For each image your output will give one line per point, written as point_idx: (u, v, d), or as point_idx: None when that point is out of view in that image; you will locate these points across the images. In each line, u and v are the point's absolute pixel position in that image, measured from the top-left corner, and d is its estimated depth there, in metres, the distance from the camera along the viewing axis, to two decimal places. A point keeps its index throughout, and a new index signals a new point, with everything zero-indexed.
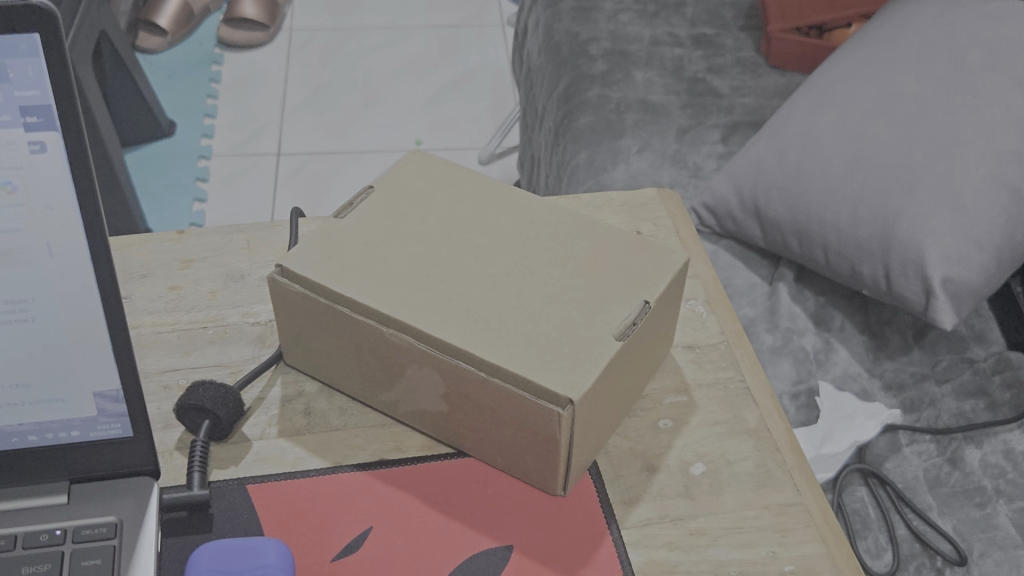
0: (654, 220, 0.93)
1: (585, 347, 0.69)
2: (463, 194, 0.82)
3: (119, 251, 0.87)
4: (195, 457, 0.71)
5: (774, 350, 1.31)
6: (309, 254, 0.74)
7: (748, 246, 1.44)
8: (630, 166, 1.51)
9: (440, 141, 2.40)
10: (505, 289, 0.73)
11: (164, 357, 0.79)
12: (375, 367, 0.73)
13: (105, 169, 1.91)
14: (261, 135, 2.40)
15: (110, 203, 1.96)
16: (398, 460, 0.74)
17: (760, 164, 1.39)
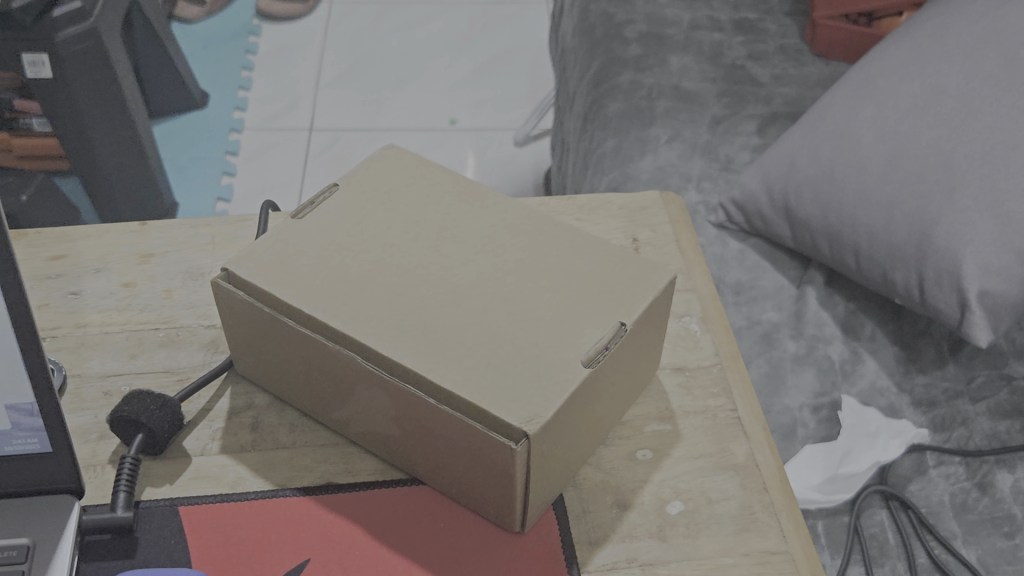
0: (653, 226, 0.86)
1: (549, 374, 0.62)
2: (436, 195, 0.75)
3: (76, 243, 0.82)
4: (122, 475, 0.65)
5: (796, 358, 1.21)
6: (258, 258, 0.68)
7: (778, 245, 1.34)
8: (658, 157, 1.43)
9: (476, 121, 2.33)
10: (468, 305, 0.66)
11: (109, 360, 0.74)
12: (324, 382, 0.67)
13: (133, 142, 1.84)
14: (294, 109, 2.34)
15: (133, 175, 1.90)
16: (346, 485, 0.68)
17: (793, 158, 1.28)
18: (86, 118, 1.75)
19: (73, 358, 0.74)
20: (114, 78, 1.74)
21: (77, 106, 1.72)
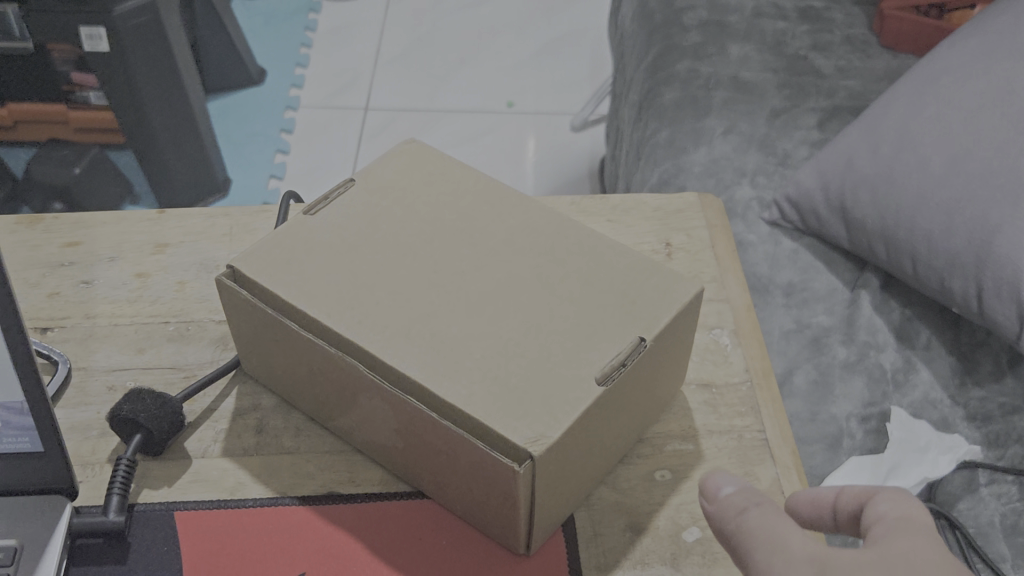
0: (688, 230, 0.82)
1: (558, 392, 0.59)
2: (456, 194, 0.72)
3: (92, 229, 0.80)
4: (116, 478, 0.63)
5: (846, 364, 1.11)
6: (265, 257, 0.66)
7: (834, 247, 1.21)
8: (713, 149, 1.28)
9: (533, 104, 2.16)
10: (479, 312, 0.63)
11: (116, 354, 0.72)
12: (328, 389, 0.65)
13: (187, 117, 1.78)
14: (350, 88, 2.20)
15: (189, 153, 1.84)
16: (349, 495, 0.65)
17: (851, 156, 1.16)
18: (144, 94, 1.69)
19: (81, 350, 0.72)
20: (171, 55, 1.66)
21: (134, 84, 1.66)
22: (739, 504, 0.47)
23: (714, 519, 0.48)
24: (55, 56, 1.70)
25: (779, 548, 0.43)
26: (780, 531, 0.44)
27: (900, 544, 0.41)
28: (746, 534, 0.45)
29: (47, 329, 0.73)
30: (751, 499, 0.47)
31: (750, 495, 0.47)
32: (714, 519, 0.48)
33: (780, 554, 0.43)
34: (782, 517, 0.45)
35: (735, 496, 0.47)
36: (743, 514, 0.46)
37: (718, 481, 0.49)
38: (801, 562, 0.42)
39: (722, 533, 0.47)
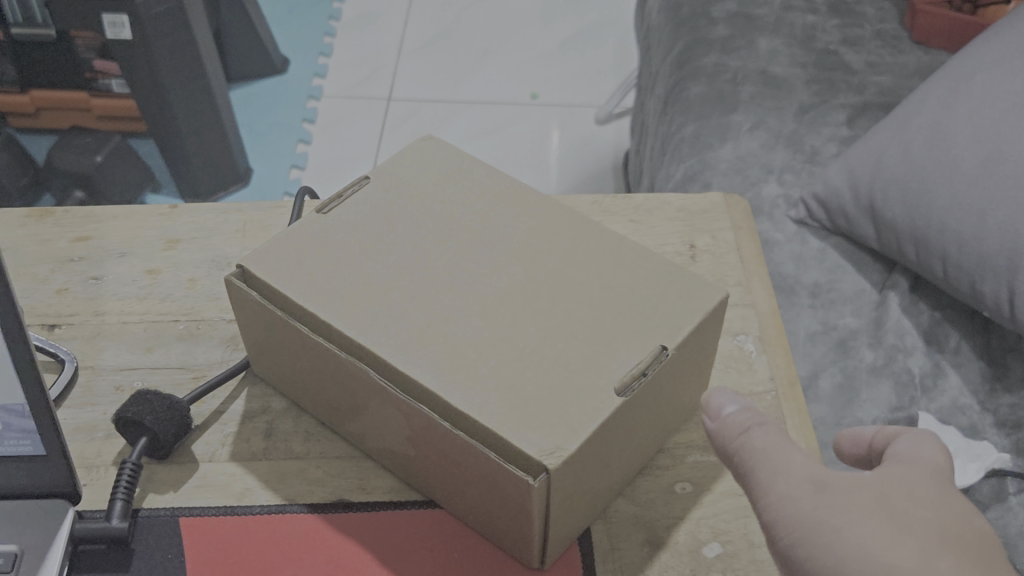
0: (713, 232, 0.80)
1: (575, 401, 0.56)
2: (474, 194, 0.70)
3: (103, 224, 0.79)
4: (120, 482, 0.61)
5: (873, 369, 1.08)
6: (276, 257, 0.64)
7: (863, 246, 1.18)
8: (739, 145, 1.24)
9: (559, 96, 2.09)
10: (496, 316, 0.61)
11: (123, 353, 0.70)
12: (339, 394, 0.63)
13: (209, 108, 1.72)
14: (373, 78, 2.15)
15: (210, 145, 1.79)
16: (359, 504, 0.63)
17: (881, 153, 1.12)
18: (171, 93, 1.65)
19: (88, 348, 0.71)
20: (194, 44, 1.61)
21: (156, 72, 1.62)
22: (744, 426, 0.52)
23: (718, 436, 0.53)
24: (78, 43, 1.68)
25: (782, 466, 0.49)
26: (784, 452, 0.50)
27: (895, 472, 0.48)
28: (750, 452, 0.51)
29: (55, 326, 0.72)
30: (755, 422, 0.52)
31: (753, 418, 0.53)
32: (716, 434, 0.54)
33: (782, 471, 0.48)
34: (784, 441, 0.51)
35: (740, 418, 0.53)
36: (748, 435, 0.52)
37: (723, 404, 0.55)
38: (803, 479, 0.48)
39: (723, 450, 0.53)
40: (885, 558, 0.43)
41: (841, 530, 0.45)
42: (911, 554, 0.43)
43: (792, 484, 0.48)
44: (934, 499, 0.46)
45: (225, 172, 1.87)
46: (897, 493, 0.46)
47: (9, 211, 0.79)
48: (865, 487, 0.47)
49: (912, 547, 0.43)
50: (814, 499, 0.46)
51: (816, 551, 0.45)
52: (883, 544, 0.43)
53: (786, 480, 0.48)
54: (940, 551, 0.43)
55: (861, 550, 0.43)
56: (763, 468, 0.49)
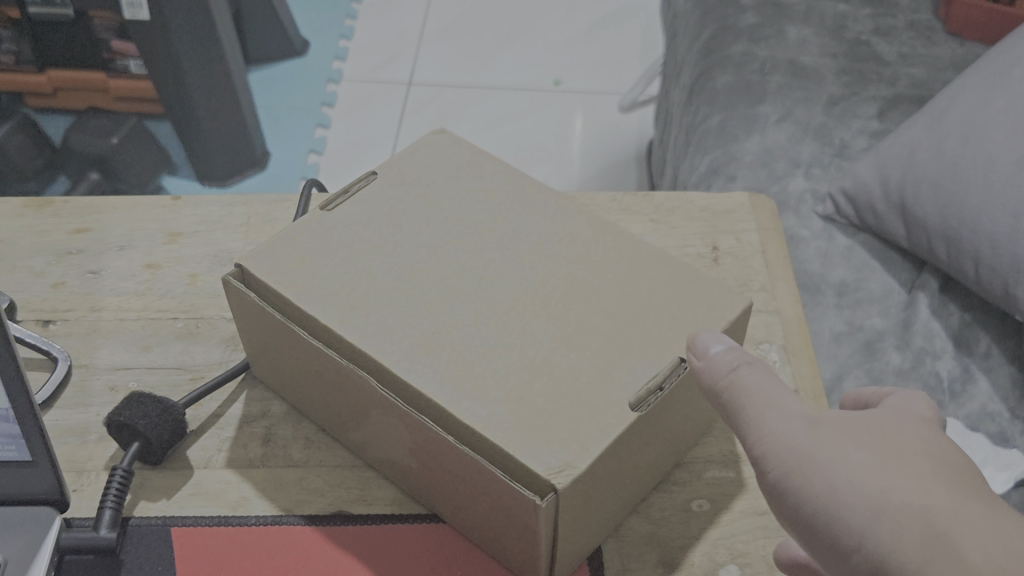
0: (737, 233, 0.76)
1: (588, 417, 0.53)
2: (486, 191, 0.67)
3: (104, 215, 0.76)
4: (110, 491, 0.59)
5: (899, 372, 1.00)
6: (276, 257, 0.61)
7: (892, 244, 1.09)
8: (765, 138, 1.17)
9: (582, 82, 1.99)
10: (505, 324, 0.58)
11: (120, 352, 0.68)
12: (338, 401, 0.60)
13: (224, 90, 1.65)
14: (395, 61, 2.05)
15: (229, 125, 1.72)
16: (359, 516, 0.60)
17: (913, 150, 1.03)
18: (184, 65, 1.58)
19: (83, 346, 0.68)
20: (212, 22, 1.53)
21: (172, 50, 1.55)
22: (729, 360, 0.48)
23: (701, 372, 0.49)
24: (96, 23, 1.63)
25: (773, 400, 0.45)
26: (773, 386, 0.46)
27: (887, 412, 0.45)
28: (737, 387, 0.47)
29: (49, 322, 0.69)
30: (740, 356, 0.48)
31: (739, 353, 0.49)
32: (700, 373, 0.50)
33: (769, 405, 0.45)
34: (772, 376, 0.47)
35: (726, 354, 0.49)
36: (735, 370, 0.47)
37: (705, 341, 0.51)
38: (794, 412, 0.44)
39: (711, 388, 0.48)
40: (883, 489, 0.40)
41: (837, 462, 0.42)
42: (908, 482, 0.40)
43: (784, 416, 0.44)
44: (928, 436, 0.43)
45: (242, 156, 1.80)
46: (891, 429, 0.43)
47: (7, 200, 0.77)
48: (859, 423, 0.44)
49: (910, 477, 0.41)
50: (807, 431, 0.43)
51: (811, 483, 0.42)
52: (880, 475, 0.41)
53: (777, 413, 0.45)
54: (938, 481, 0.40)
55: (858, 481, 0.41)
56: (750, 402, 0.46)
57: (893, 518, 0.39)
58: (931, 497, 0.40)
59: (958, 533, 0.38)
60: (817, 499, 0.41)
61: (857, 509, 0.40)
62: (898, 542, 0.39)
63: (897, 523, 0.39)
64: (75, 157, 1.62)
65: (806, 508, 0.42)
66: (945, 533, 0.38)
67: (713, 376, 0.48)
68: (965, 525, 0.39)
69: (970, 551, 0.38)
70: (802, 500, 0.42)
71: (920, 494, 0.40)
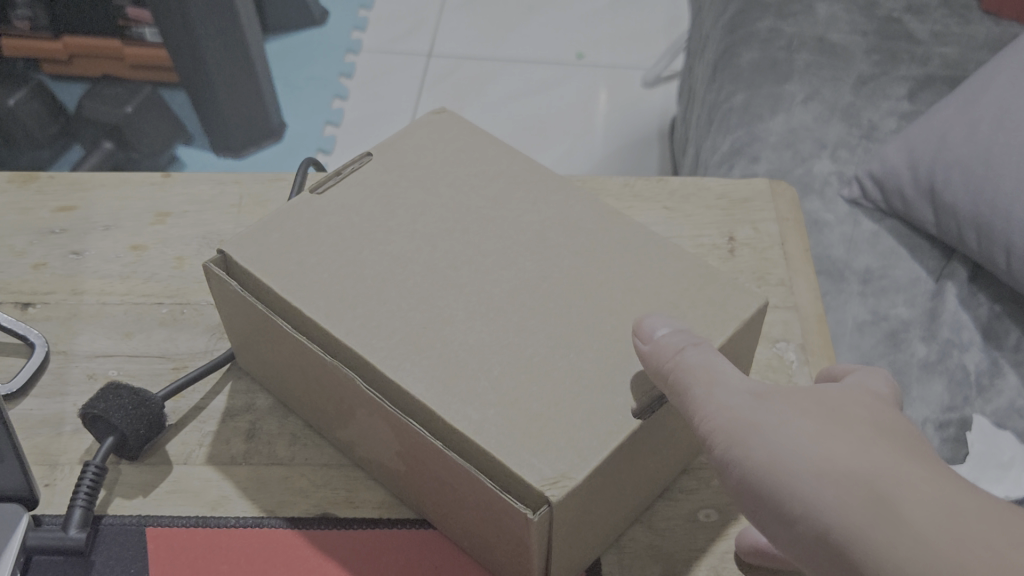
0: (755, 223, 0.73)
1: (586, 424, 0.49)
2: (487, 175, 0.63)
3: (89, 193, 0.73)
4: (80, 489, 0.55)
5: (925, 365, 0.92)
6: (262, 244, 0.57)
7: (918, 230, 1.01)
8: (791, 118, 1.08)
9: (606, 56, 1.81)
10: (502, 320, 0.54)
11: (101, 338, 0.64)
12: (323, 398, 0.56)
13: (238, 58, 1.48)
14: (416, 31, 1.87)
15: (245, 95, 1.56)
16: (345, 519, 0.57)
17: (945, 132, 0.94)
18: (198, 28, 1.40)
19: (63, 331, 0.65)
20: None
21: (187, 15, 1.38)
22: (676, 343, 0.47)
23: (648, 355, 0.48)
24: None
25: (720, 379, 0.44)
26: (721, 366, 0.46)
27: (839, 388, 0.44)
28: (684, 368, 0.46)
29: (29, 305, 0.66)
30: (688, 340, 0.48)
31: (689, 337, 0.48)
32: (648, 359, 0.48)
33: (717, 383, 0.44)
34: (720, 358, 0.46)
35: (673, 337, 0.48)
36: (681, 352, 0.47)
37: (657, 326, 0.50)
38: (739, 388, 0.44)
39: (658, 372, 0.47)
40: (821, 452, 0.38)
41: (780, 431, 0.40)
42: (850, 447, 0.38)
43: (727, 392, 0.44)
44: (880, 411, 0.42)
45: (257, 124, 1.63)
46: (838, 403, 0.42)
47: None
48: (805, 394, 0.42)
49: (853, 440, 0.39)
50: (750, 405, 0.42)
51: (753, 452, 0.40)
52: (821, 441, 0.39)
53: (721, 389, 0.44)
54: (882, 444, 0.38)
55: (796, 446, 0.39)
56: (696, 381, 0.45)
57: (831, 478, 0.37)
58: (870, 455, 0.38)
59: (897, 490, 0.36)
60: (758, 470, 0.40)
61: (795, 472, 0.39)
62: (833, 499, 0.37)
63: (832, 481, 0.37)
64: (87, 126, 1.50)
65: (748, 479, 0.41)
66: (881, 488, 0.36)
67: (660, 361, 0.47)
68: (902, 479, 0.36)
69: (909, 507, 0.35)
70: (747, 473, 0.41)
71: (859, 453, 0.38)
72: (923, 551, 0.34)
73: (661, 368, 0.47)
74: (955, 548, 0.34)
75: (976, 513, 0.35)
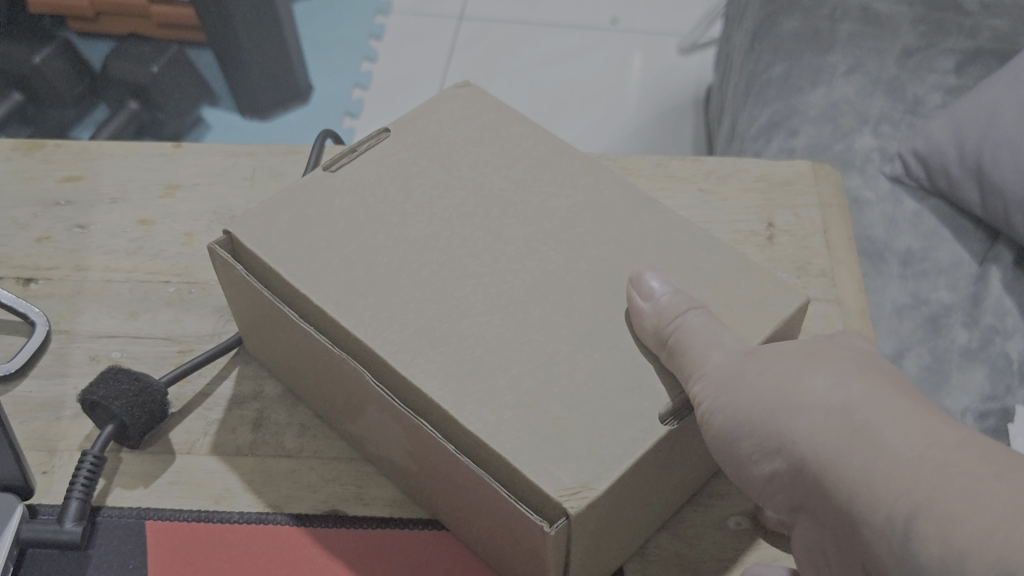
0: (796, 209, 0.70)
1: (610, 430, 0.45)
2: (514, 154, 0.60)
3: (96, 162, 0.72)
4: (77, 480, 0.52)
5: (966, 352, 0.86)
6: (272, 223, 0.54)
7: (962, 211, 0.94)
8: (832, 91, 1.02)
9: (641, 22, 1.76)
10: (523, 314, 0.50)
11: (104, 317, 0.63)
12: (335, 390, 0.53)
13: (264, 19, 1.42)
14: None
15: (274, 54, 1.50)
16: (355, 517, 0.54)
17: (995, 109, 0.88)
18: None
19: (64, 309, 0.63)
20: None
21: None
22: (676, 305, 0.47)
23: (647, 313, 0.48)
24: None
25: (720, 335, 0.47)
26: (714, 329, 0.47)
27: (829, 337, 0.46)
28: (683, 330, 0.46)
29: (30, 281, 0.65)
30: (686, 303, 0.48)
31: (685, 299, 0.48)
32: (646, 318, 0.48)
33: (713, 338, 0.46)
34: (714, 322, 0.47)
35: (670, 296, 0.48)
36: (681, 315, 0.47)
37: (654, 283, 0.49)
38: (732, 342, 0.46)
39: (658, 335, 0.47)
40: (809, 393, 0.41)
41: (770, 378, 0.43)
42: (832, 382, 0.41)
43: (722, 349, 0.46)
44: (866, 354, 0.44)
45: (284, 85, 1.58)
46: (829, 349, 0.44)
47: None
48: (795, 344, 0.45)
49: (836, 377, 0.41)
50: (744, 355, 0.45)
51: (744, 397, 0.43)
52: (808, 382, 0.42)
53: (719, 347, 0.46)
54: (866, 378, 0.40)
55: (785, 391, 0.42)
56: (688, 344, 0.46)
57: (816, 417, 0.40)
58: (853, 391, 0.40)
59: (874, 418, 0.38)
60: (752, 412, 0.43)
61: (786, 414, 0.41)
62: (820, 438, 0.39)
63: (821, 420, 0.40)
64: (115, 85, 1.44)
65: (739, 423, 0.43)
66: (860, 420, 0.38)
67: (658, 321, 0.47)
68: (882, 411, 0.38)
69: (885, 433, 0.37)
70: (735, 416, 0.43)
71: (843, 389, 0.40)
72: (897, 474, 0.35)
73: (661, 329, 0.47)
74: (926, 471, 0.35)
75: (951, 438, 0.36)
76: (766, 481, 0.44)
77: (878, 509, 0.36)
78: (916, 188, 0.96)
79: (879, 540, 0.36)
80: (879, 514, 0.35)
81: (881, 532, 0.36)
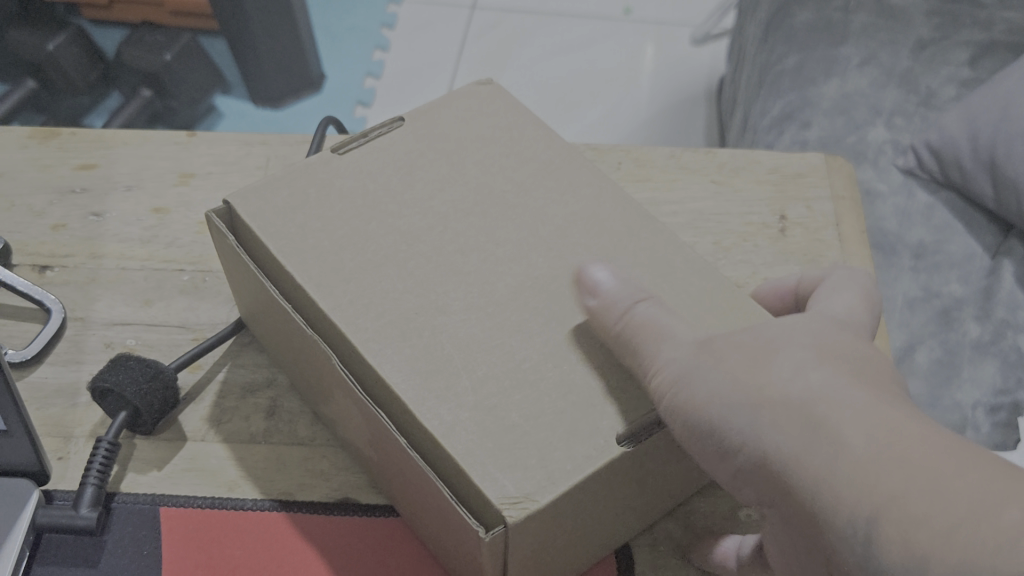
0: (809, 201, 0.70)
1: (621, 420, 0.45)
2: (527, 146, 0.60)
3: (111, 150, 0.72)
4: (93, 466, 0.53)
5: (978, 345, 0.86)
6: (276, 205, 0.54)
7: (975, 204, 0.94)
8: (846, 82, 1.01)
9: (655, 12, 1.75)
10: (535, 303, 0.50)
11: (119, 304, 0.63)
12: (309, 372, 0.54)
13: (276, 7, 1.41)
14: None
15: (285, 43, 1.50)
16: (368, 506, 0.55)
17: (1010, 102, 0.87)
18: None
19: (80, 297, 0.64)
20: None
21: None
22: (621, 298, 0.47)
23: (596, 311, 0.48)
24: None
25: (665, 327, 0.46)
26: (666, 321, 0.46)
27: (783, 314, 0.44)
28: (630, 325, 0.46)
29: (46, 268, 0.65)
30: (635, 294, 0.48)
31: (630, 288, 0.48)
32: (596, 314, 0.48)
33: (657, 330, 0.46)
34: (664, 311, 0.47)
35: (616, 289, 0.48)
36: (627, 308, 0.47)
37: (598, 275, 0.49)
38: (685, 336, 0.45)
39: (608, 333, 0.47)
40: (761, 385, 0.40)
41: (718, 371, 0.42)
42: (786, 372, 0.40)
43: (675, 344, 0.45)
44: (821, 333, 0.42)
45: (295, 73, 1.58)
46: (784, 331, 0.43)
47: (12, 130, 0.73)
48: (740, 330, 0.43)
49: (791, 366, 0.40)
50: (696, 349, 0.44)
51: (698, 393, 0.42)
52: (758, 373, 0.40)
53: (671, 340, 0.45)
54: (818, 365, 0.39)
55: (737, 384, 0.41)
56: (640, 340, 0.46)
57: (769, 412, 0.39)
58: (809, 381, 0.39)
59: (834, 413, 0.37)
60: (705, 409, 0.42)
61: (736, 410, 0.40)
62: (779, 435, 0.38)
63: (776, 416, 0.39)
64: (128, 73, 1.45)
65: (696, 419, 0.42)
66: (819, 416, 0.37)
67: (606, 319, 0.47)
68: (842, 406, 0.37)
69: (845, 430, 0.36)
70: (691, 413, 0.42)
71: (798, 380, 0.39)
72: (859, 476, 0.35)
73: (610, 328, 0.47)
74: (887, 473, 0.34)
75: (914, 434, 0.35)
76: (723, 474, 0.43)
77: (842, 512, 0.35)
78: (928, 181, 0.95)
79: (844, 542, 0.35)
80: (844, 517, 0.35)
81: (845, 535, 0.35)
